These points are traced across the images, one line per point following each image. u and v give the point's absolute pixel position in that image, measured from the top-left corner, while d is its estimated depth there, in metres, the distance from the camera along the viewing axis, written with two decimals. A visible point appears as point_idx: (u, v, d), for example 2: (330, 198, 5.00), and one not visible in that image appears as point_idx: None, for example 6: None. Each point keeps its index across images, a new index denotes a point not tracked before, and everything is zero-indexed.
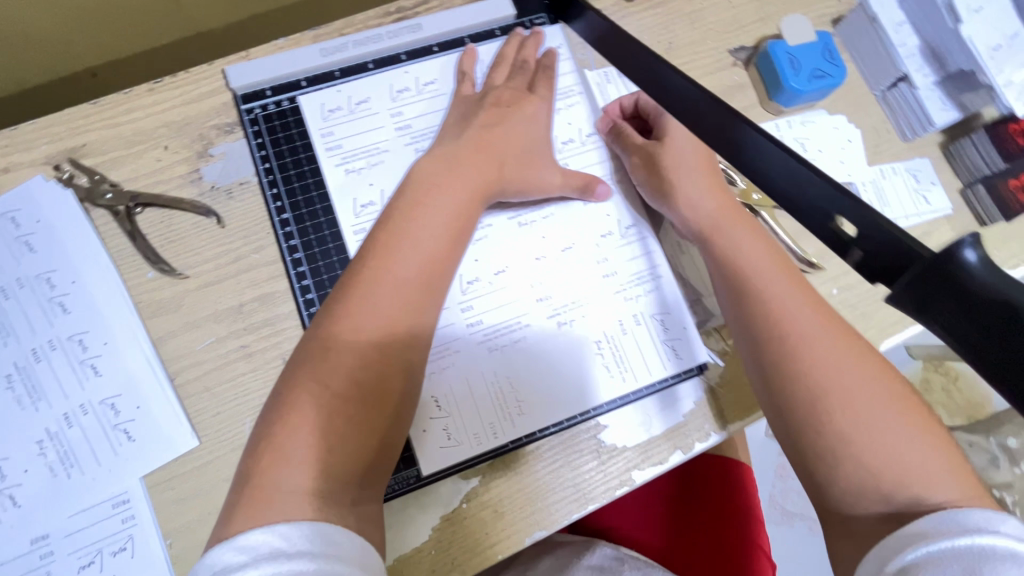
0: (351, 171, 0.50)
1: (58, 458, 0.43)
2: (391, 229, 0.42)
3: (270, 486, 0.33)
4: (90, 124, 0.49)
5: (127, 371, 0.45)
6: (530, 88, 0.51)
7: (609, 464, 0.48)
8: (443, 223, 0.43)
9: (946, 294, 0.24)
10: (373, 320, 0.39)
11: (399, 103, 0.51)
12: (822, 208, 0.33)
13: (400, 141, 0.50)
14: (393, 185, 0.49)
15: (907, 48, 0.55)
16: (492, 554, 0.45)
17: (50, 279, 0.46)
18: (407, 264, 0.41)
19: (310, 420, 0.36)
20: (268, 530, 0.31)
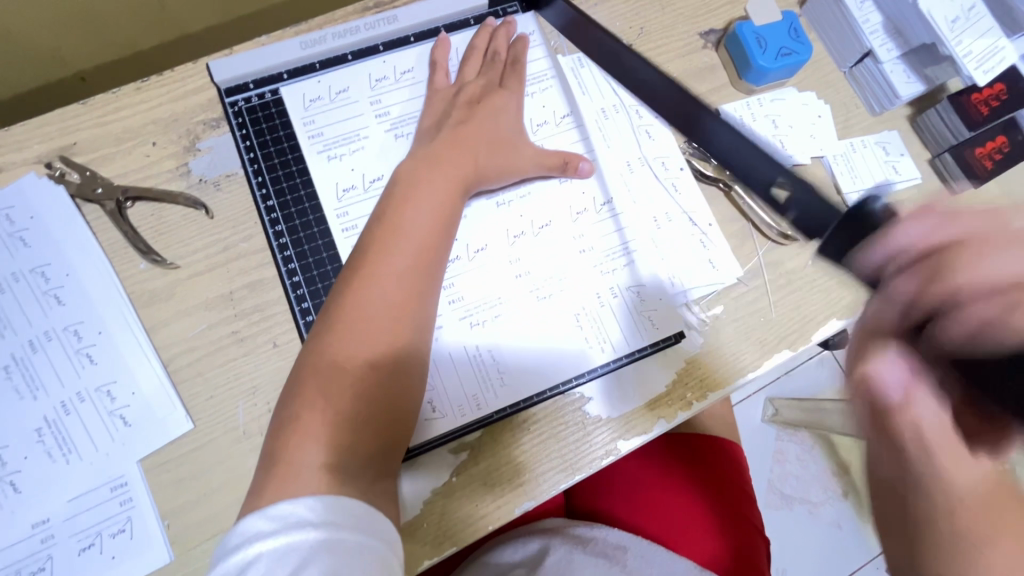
0: (333, 157, 0.51)
1: (56, 445, 0.44)
2: (386, 222, 0.45)
3: (295, 463, 0.38)
4: (80, 123, 0.51)
5: (122, 360, 0.46)
6: (501, 79, 0.53)
7: (594, 434, 0.49)
8: (429, 209, 0.46)
9: (848, 231, 0.39)
10: (377, 306, 0.43)
11: (378, 92, 0.53)
12: (766, 179, 0.46)
13: (380, 128, 0.52)
14: (375, 170, 0.51)
15: (870, 24, 0.57)
16: (483, 525, 0.46)
17: (44, 273, 0.47)
18: (404, 256, 0.44)
19: (330, 400, 0.40)
20: (294, 502, 0.36)
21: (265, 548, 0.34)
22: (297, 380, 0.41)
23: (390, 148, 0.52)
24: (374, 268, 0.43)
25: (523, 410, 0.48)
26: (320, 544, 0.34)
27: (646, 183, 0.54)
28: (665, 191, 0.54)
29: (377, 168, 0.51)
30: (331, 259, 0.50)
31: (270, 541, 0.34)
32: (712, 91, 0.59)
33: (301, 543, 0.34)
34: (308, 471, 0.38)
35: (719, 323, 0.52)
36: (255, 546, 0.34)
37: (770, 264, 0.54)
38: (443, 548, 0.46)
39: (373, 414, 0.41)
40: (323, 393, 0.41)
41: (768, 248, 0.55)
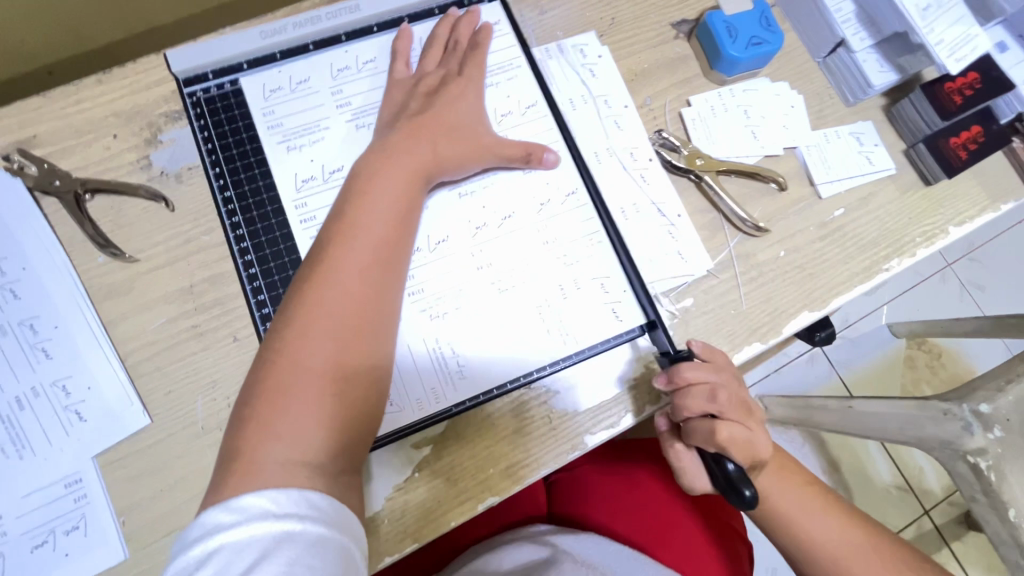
0: (293, 147, 0.50)
1: (9, 441, 0.44)
2: (346, 215, 0.44)
3: (256, 462, 0.37)
4: (39, 115, 0.50)
5: (79, 354, 0.46)
6: (460, 68, 0.52)
7: (560, 428, 0.48)
8: (391, 203, 0.45)
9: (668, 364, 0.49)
10: (337, 300, 0.42)
11: (339, 82, 0.52)
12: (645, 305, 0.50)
13: (341, 118, 0.51)
14: (335, 160, 0.50)
15: (843, 13, 0.57)
16: (446, 521, 0.46)
17: (0, 266, 0.46)
18: (364, 248, 0.43)
19: (296, 405, 0.39)
20: (259, 494, 0.35)
21: (226, 540, 0.33)
22: (253, 376, 0.40)
23: (351, 138, 0.51)
24: (335, 264, 0.43)
25: (483, 403, 0.48)
26: (286, 535, 0.34)
27: (612, 174, 0.54)
28: (633, 181, 0.54)
29: (338, 158, 0.51)
30: (289, 252, 0.49)
31: (232, 533, 0.33)
32: (684, 82, 0.58)
33: (265, 534, 0.33)
34: (272, 466, 0.37)
35: (688, 315, 0.52)
36: (215, 538, 0.33)
37: (741, 255, 0.54)
38: (404, 545, 0.45)
39: (337, 410, 0.40)
40: (287, 394, 0.39)
41: (740, 240, 0.54)
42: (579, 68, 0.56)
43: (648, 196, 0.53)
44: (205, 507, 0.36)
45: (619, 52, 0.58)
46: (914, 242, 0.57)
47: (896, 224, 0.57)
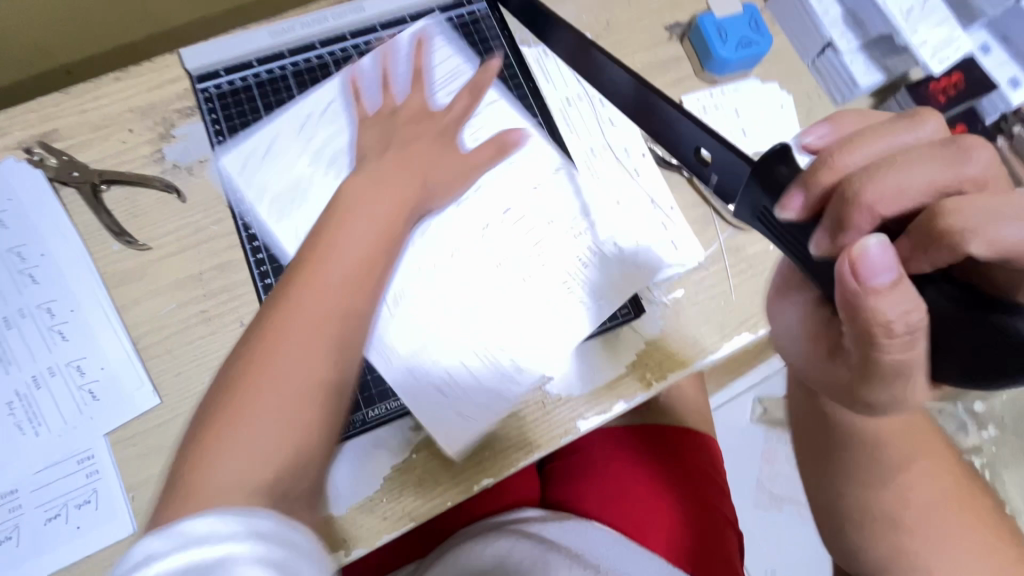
0: (277, 180, 0.52)
1: (26, 418, 0.46)
2: (321, 238, 0.44)
3: (202, 486, 0.34)
4: (59, 110, 0.52)
5: (93, 337, 0.48)
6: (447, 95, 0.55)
7: (554, 413, 0.50)
8: (367, 231, 0.45)
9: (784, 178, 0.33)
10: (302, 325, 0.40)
11: (307, 132, 0.53)
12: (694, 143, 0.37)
13: (317, 171, 0.52)
14: (314, 204, 0.52)
15: (830, 16, 0.59)
16: (443, 500, 0.48)
17: (20, 253, 0.49)
18: (337, 274, 0.43)
19: (258, 422, 0.37)
20: (202, 518, 0.31)
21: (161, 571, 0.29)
22: (219, 382, 0.39)
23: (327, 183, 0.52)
24: (313, 282, 0.42)
25: None
26: (227, 560, 0.29)
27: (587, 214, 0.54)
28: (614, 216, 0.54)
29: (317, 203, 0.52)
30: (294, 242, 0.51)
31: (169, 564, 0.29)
32: (676, 82, 0.60)
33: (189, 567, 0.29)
34: (216, 491, 0.34)
35: (679, 306, 0.53)
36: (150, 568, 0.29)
37: (731, 248, 0.55)
38: (402, 523, 0.47)
39: (303, 428, 0.38)
40: (247, 427, 0.36)
41: (730, 234, 0.56)
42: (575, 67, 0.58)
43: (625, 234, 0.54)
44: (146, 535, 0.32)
45: (614, 54, 0.60)
46: None
47: None
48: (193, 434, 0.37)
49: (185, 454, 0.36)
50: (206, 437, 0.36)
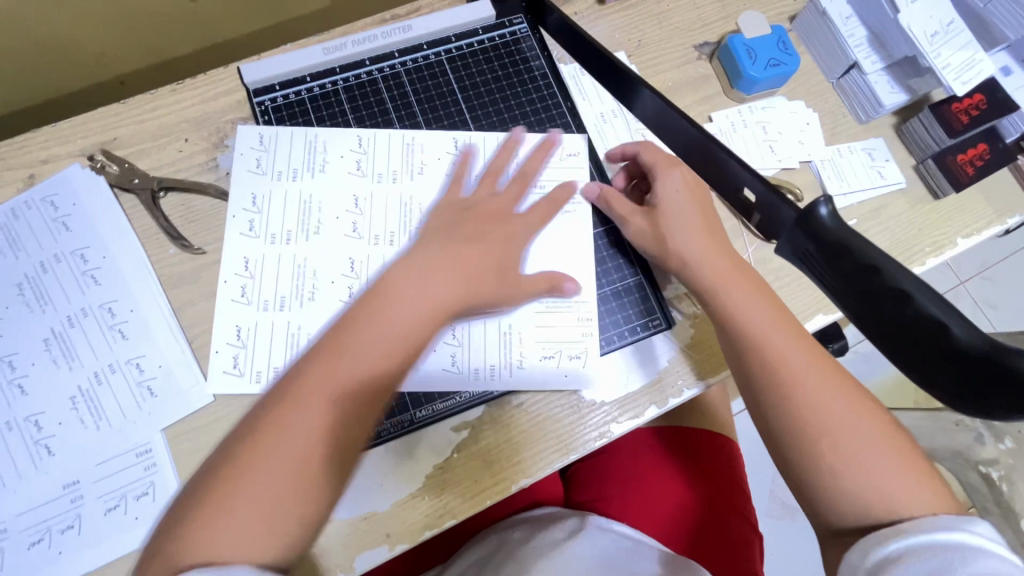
0: (239, 250, 0.51)
1: (87, 412, 0.48)
2: (368, 304, 0.41)
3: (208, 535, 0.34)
4: (120, 120, 0.55)
5: (150, 336, 0.50)
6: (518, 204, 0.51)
7: (589, 416, 0.52)
8: (420, 301, 0.41)
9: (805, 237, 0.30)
10: (341, 396, 0.38)
11: (289, 163, 0.54)
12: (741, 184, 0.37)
13: (284, 199, 0.53)
14: (270, 286, 0.51)
15: (856, 38, 0.61)
16: (481, 500, 0.49)
17: (83, 255, 0.51)
18: (371, 345, 0.39)
19: (258, 494, 0.35)
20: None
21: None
22: (236, 435, 0.37)
23: (300, 275, 0.51)
24: (343, 355, 0.39)
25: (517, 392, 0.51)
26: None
27: (566, 299, 0.53)
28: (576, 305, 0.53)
29: (281, 287, 0.51)
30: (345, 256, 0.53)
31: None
32: (706, 99, 0.63)
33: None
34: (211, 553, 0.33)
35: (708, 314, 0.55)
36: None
37: (759, 259, 0.57)
38: (441, 521, 0.48)
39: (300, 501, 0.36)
40: (250, 502, 0.35)
41: (758, 246, 0.58)
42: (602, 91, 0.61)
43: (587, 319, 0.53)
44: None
45: (646, 71, 0.63)
46: (924, 252, 0.60)
47: (907, 234, 0.60)
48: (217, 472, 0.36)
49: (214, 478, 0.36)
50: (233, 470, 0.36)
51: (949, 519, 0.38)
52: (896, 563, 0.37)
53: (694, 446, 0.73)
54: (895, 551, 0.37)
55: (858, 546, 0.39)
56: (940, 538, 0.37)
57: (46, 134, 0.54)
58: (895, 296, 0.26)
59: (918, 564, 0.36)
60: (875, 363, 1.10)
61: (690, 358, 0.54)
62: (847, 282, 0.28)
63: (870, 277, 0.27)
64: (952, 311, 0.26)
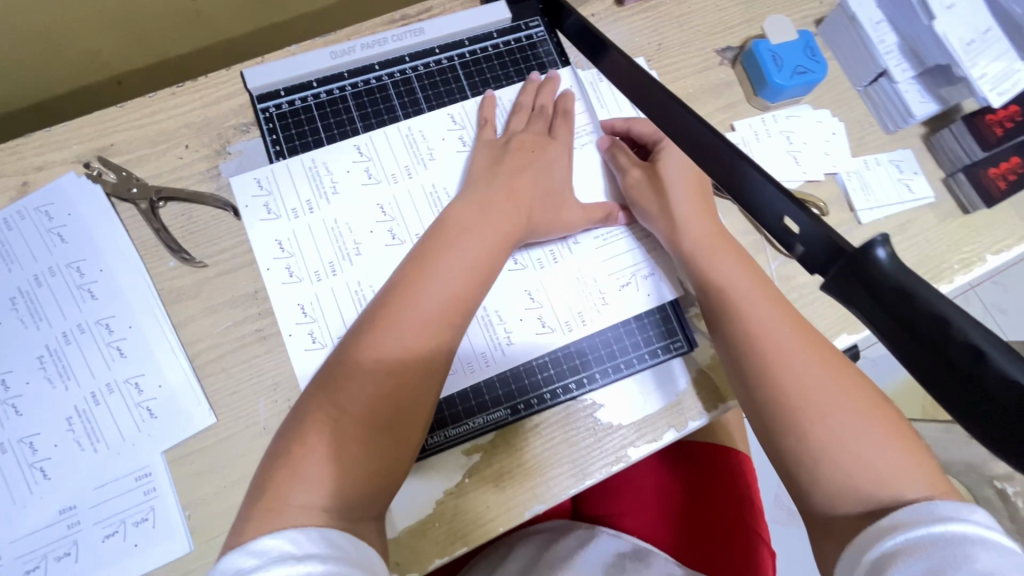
0: (290, 298, 0.50)
1: (85, 433, 0.46)
2: (418, 263, 0.44)
3: (281, 500, 0.36)
4: (117, 124, 0.53)
5: (150, 354, 0.48)
6: (550, 131, 0.54)
7: (605, 440, 0.50)
8: (466, 260, 0.45)
9: (856, 280, 0.27)
10: (396, 347, 0.41)
11: (305, 199, 0.52)
12: (775, 212, 0.33)
13: (311, 222, 0.51)
14: (337, 320, 0.50)
15: (886, 45, 0.58)
16: (493, 526, 0.47)
17: (79, 268, 0.49)
18: (428, 301, 0.43)
19: (311, 477, 0.37)
20: (277, 536, 0.33)
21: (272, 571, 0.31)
22: (301, 412, 0.40)
23: (361, 298, 0.50)
24: (405, 304, 0.42)
25: (535, 413, 0.50)
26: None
27: (614, 231, 0.54)
28: (623, 235, 0.55)
29: (348, 314, 0.50)
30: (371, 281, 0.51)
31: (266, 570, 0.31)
32: (728, 107, 0.60)
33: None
34: (295, 509, 0.36)
35: None
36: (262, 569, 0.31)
37: (783, 276, 0.55)
38: (452, 549, 0.46)
39: (373, 459, 0.39)
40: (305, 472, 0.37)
41: (781, 262, 0.55)
42: (619, 101, 0.58)
43: (631, 249, 0.54)
44: (228, 550, 0.34)
45: (665, 77, 0.60)
46: (952, 269, 0.58)
47: (934, 250, 0.58)
48: (281, 450, 0.39)
49: (279, 455, 0.38)
50: (280, 466, 0.38)
51: (944, 507, 0.33)
52: (896, 558, 0.32)
53: (703, 461, 0.72)
54: (895, 547, 0.33)
55: (857, 544, 0.35)
56: (941, 529, 0.32)
57: (39, 139, 0.51)
58: (967, 350, 0.23)
59: (919, 560, 0.31)
60: (887, 372, 1.08)
61: (714, 378, 0.52)
62: (911, 332, 0.25)
63: (934, 327, 0.24)
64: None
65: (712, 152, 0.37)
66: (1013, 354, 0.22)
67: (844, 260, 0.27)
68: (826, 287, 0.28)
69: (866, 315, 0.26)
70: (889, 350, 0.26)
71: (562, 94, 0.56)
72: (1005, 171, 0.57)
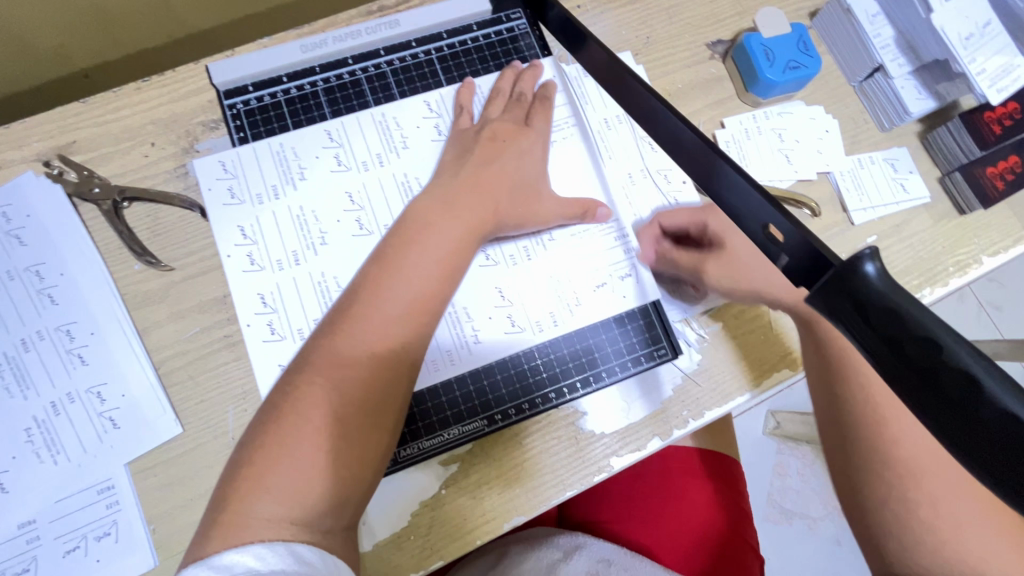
0: (251, 288, 0.48)
1: (44, 445, 0.44)
2: (384, 266, 0.43)
3: (245, 514, 0.34)
4: (78, 121, 0.50)
5: (113, 362, 0.46)
6: (527, 119, 0.52)
7: (587, 450, 0.48)
8: (435, 261, 0.43)
9: (843, 296, 0.25)
10: (365, 354, 0.39)
11: (269, 186, 0.50)
12: (760, 219, 0.31)
13: (276, 213, 0.49)
14: (298, 313, 0.48)
15: (882, 39, 0.56)
16: (470, 539, 0.46)
17: (39, 272, 0.47)
18: (395, 304, 0.41)
19: (277, 492, 0.35)
20: (242, 550, 0.32)
21: None
22: (264, 418, 0.38)
23: (325, 290, 0.48)
24: (371, 308, 0.41)
25: (513, 423, 0.48)
26: None
27: (592, 227, 0.52)
28: (603, 230, 0.52)
29: (311, 309, 0.48)
30: (338, 275, 0.48)
31: None
32: (718, 103, 0.58)
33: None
34: (260, 523, 0.33)
35: (716, 340, 0.51)
36: None
37: None
38: (428, 561, 0.45)
39: (341, 466, 0.37)
40: (267, 483, 0.35)
41: None
42: (603, 95, 0.55)
43: (612, 247, 0.52)
44: (186, 563, 0.33)
45: (653, 71, 0.58)
46: (947, 271, 0.56)
47: (929, 252, 0.56)
48: (243, 462, 0.36)
49: (244, 468, 0.35)
50: (242, 478, 0.35)
51: None
52: None
53: (694, 465, 0.70)
54: None
55: None
56: None
57: None
58: (960, 377, 0.21)
59: None
60: None
61: (699, 381, 0.50)
62: (899, 354, 0.23)
63: (925, 350, 0.22)
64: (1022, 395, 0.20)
65: (694, 151, 0.35)
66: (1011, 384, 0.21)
67: (829, 274, 0.25)
68: (811, 300, 0.26)
69: (853, 334, 0.24)
70: (875, 370, 0.24)
71: (543, 84, 0.54)
72: (1003, 170, 0.56)
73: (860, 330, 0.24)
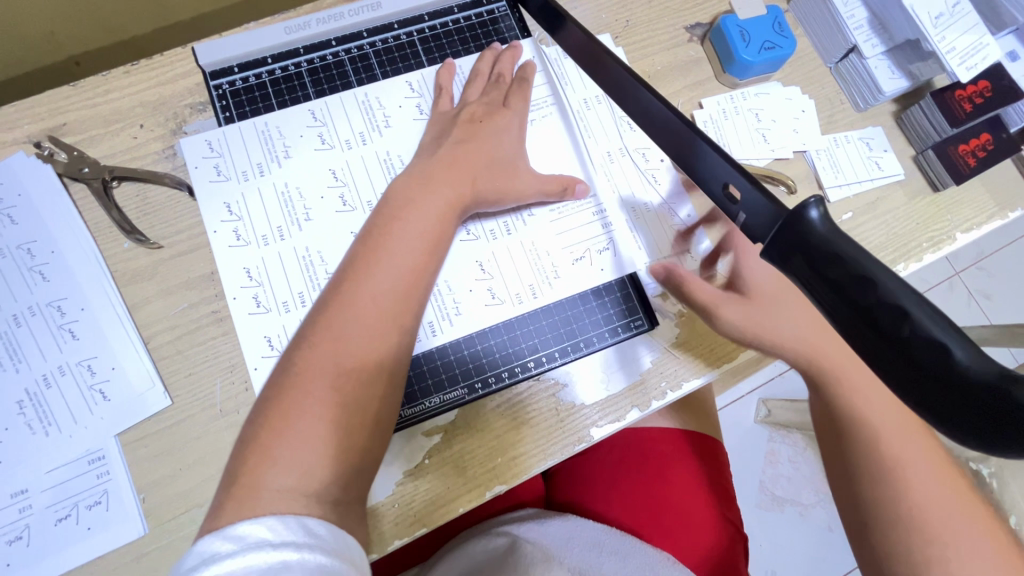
0: (237, 263, 0.49)
1: (36, 416, 0.45)
2: (368, 240, 0.44)
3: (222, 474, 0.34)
4: (68, 104, 0.51)
5: (103, 336, 0.47)
6: (504, 101, 0.53)
7: (567, 420, 0.49)
8: (417, 234, 0.44)
9: (793, 245, 0.26)
10: (345, 320, 0.41)
11: (254, 164, 0.51)
12: (720, 179, 0.33)
13: (261, 190, 0.50)
14: (283, 286, 0.49)
15: (856, 20, 0.57)
16: (454, 507, 0.47)
17: (31, 249, 0.48)
18: (377, 274, 0.42)
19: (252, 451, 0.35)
20: (256, 521, 0.32)
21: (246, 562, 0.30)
22: None
23: (309, 264, 0.49)
24: (354, 278, 0.42)
25: (494, 393, 0.49)
26: (283, 567, 0.30)
27: (571, 203, 0.53)
28: (581, 206, 0.54)
29: (295, 283, 0.49)
30: (321, 250, 0.50)
31: (232, 561, 0.30)
32: (697, 85, 0.59)
33: (261, 566, 0.30)
34: (261, 492, 0.34)
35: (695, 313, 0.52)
36: (235, 557, 0.30)
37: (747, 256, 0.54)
38: (412, 529, 0.46)
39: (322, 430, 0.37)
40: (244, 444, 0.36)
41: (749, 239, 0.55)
42: (582, 76, 0.57)
43: (590, 223, 0.53)
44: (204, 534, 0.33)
45: (633, 54, 0.59)
46: (921, 247, 0.57)
47: (903, 228, 0.57)
48: None
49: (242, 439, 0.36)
50: (250, 451, 0.36)
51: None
52: None
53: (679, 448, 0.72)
54: None
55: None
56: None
57: None
58: (895, 313, 0.23)
59: None
60: None
61: (676, 353, 0.51)
62: (841, 294, 0.24)
63: (864, 290, 0.23)
64: (948, 327, 0.22)
65: (662, 121, 0.36)
66: (938, 318, 0.23)
67: (781, 223, 0.26)
68: (764, 253, 0.27)
69: (802, 280, 0.25)
70: (820, 313, 0.25)
71: (522, 64, 0.55)
72: (974, 147, 0.57)
73: (809, 278, 0.25)
